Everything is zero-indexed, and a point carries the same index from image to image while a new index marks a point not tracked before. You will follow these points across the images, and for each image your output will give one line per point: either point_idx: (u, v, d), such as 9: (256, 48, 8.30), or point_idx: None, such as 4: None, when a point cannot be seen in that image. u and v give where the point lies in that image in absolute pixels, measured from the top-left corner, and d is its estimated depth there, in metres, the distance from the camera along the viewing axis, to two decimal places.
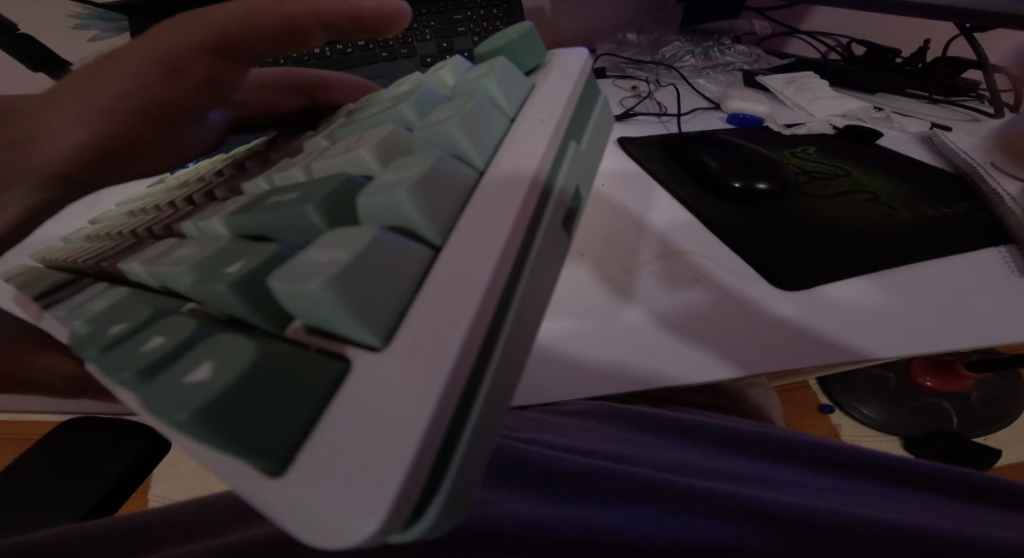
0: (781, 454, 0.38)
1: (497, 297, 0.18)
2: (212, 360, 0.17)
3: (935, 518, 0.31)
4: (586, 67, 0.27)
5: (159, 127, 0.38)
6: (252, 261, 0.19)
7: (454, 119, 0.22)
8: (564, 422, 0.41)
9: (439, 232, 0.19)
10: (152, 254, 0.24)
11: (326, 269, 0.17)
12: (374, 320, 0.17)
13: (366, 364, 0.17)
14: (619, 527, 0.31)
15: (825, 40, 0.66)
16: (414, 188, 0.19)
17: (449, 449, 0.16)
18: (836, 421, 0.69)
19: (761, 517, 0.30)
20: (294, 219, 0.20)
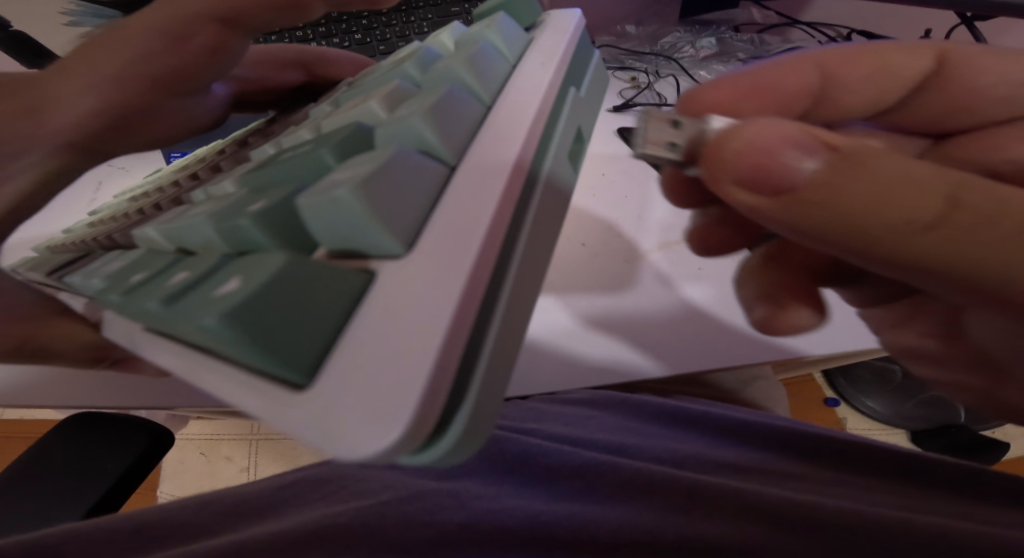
0: (789, 445, 0.38)
1: (488, 274, 0.17)
2: (242, 274, 0.17)
3: (951, 518, 0.30)
4: (574, 41, 0.26)
5: (166, 96, 0.40)
6: (272, 198, 0.19)
7: (458, 62, 0.22)
8: (566, 413, 0.42)
9: (453, 153, 0.20)
10: (165, 219, 0.24)
11: (353, 180, 0.17)
12: (396, 228, 0.17)
13: (388, 281, 0.17)
14: (618, 524, 0.30)
15: (826, 30, 0.66)
16: (428, 113, 0.19)
17: (463, 381, 0.16)
18: (841, 414, 0.70)
19: (768, 519, 0.29)
20: (306, 162, 0.20)
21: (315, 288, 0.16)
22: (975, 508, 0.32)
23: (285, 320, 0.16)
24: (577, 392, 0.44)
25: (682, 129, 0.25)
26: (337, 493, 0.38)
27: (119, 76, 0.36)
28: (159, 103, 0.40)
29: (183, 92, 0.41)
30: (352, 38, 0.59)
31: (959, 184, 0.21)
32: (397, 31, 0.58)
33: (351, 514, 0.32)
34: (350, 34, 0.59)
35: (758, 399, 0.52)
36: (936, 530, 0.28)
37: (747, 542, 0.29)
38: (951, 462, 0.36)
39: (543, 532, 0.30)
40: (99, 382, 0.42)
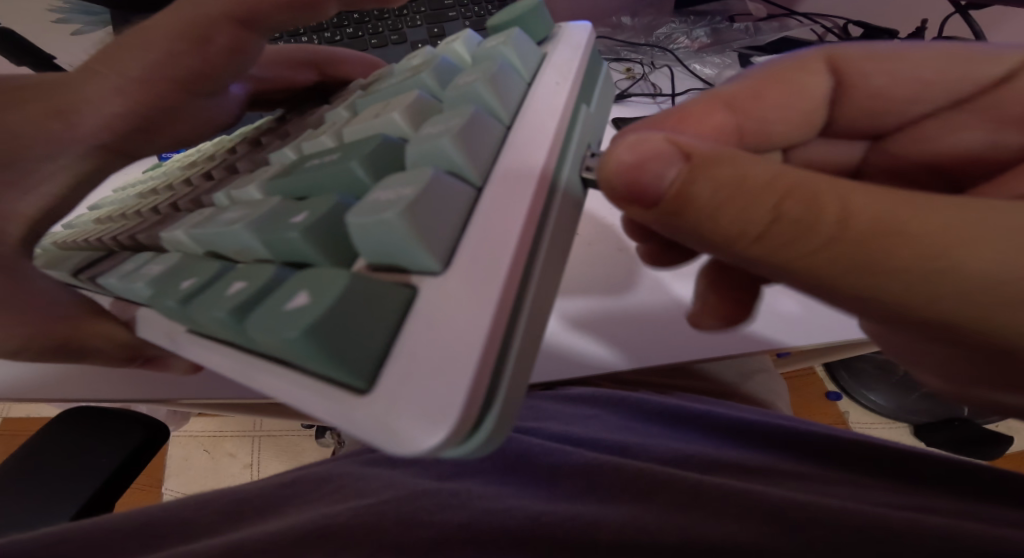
0: (789, 444, 0.39)
1: (516, 287, 0.17)
2: (308, 287, 0.17)
3: (953, 516, 0.30)
4: (587, 55, 0.26)
5: (190, 97, 0.39)
6: (316, 211, 0.19)
7: (484, 77, 0.22)
8: (567, 412, 0.45)
9: (480, 173, 0.19)
10: (196, 222, 0.24)
11: (399, 201, 0.17)
12: (436, 244, 0.17)
13: (432, 293, 0.17)
14: (621, 525, 0.30)
15: (821, 21, 0.65)
16: (457, 134, 0.19)
17: (494, 389, 0.16)
18: (843, 407, 0.71)
19: (774, 518, 0.30)
20: (340, 176, 0.20)
21: (375, 301, 0.16)
22: (976, 505, 0.32)
23: (351, 333, 0.16)
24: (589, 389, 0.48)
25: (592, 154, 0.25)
26: (341, 491, 0.38)
27: (146, 77, 0.35)
28: (184, 105, 0.39)
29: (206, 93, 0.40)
30: (344, 32, 0.58)
31: (782, 195, 0.22)
32: (390, 24, 0.57)
33: (358, 514, 0.32)
34: (342, 28, 0.59)
35: (758, 392, 0.53)
36: (941, 530, 0.28)
37: (754, 542, 0.28)
38: (954, 462, 0.36)
39: (549, 535, 0.30)
40: (99, 378, 0.41)
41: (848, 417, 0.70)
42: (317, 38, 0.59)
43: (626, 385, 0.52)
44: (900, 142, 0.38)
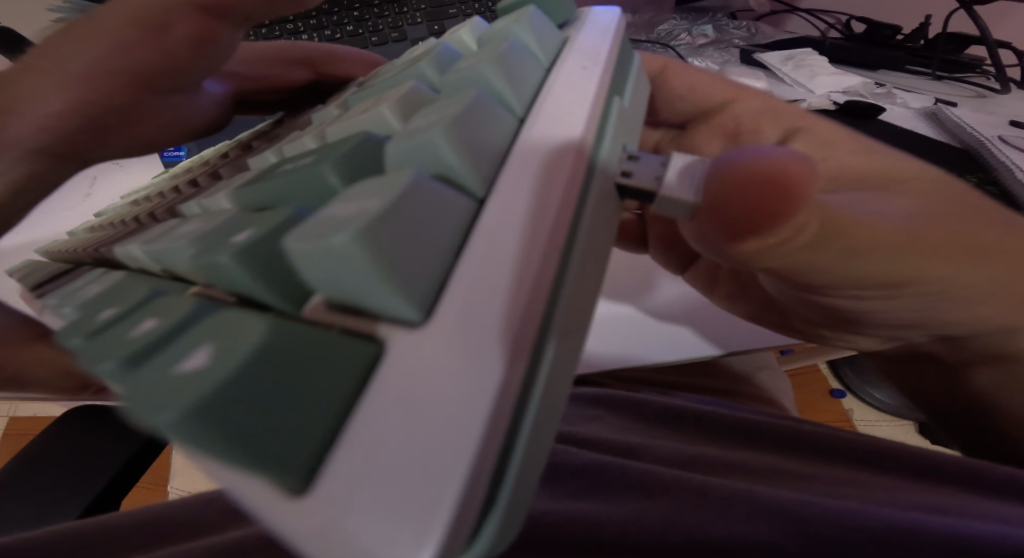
0: (796, 447, 0.39)
1: (545, 294, 0.16)
2: (214, 346, 0.14)
3: (963, 516, 0.29)
4: (617, 41, 0.26)
5: (148, 93, 0.37)
6: (263, 227, 0.17)
7: (489, 59, 0.21)
8: (573, 413, 0.46)
9: (482, 183, 0.18)
10: (154, 236, 0.23)
11: (354, 220, 0.14)
12: (413, 287, 0.15)
13: (405, 346, 0.15)
14: (623, 524, 0.31)
15: (824, 18, 0.65)
16: (451, 126, 0.17)
17: (510, 443, 0.14)
18: (847, 405, 0.72)
19: (780, 518, 0.29)
20: (310, 179, 0.19)
21: (311, 362, 0.14)
22: (987, 501, 0.32)
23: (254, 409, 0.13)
24: (593, 389, 0.50)
25: (637, 162, 0.20)
26: None
27: (86, 71, 0.33)
28: (143, 102, 0.37)
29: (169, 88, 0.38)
30: (345, 29, 0.58)
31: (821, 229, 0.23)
32: (389, 22, 0.57)
33: None
34: (342, 27, 0.58)
35: (768, 385, 0.53)
36: (948, 528, 0.27)
37: (758, 540, 0.28)
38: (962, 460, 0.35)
39: (549, 534, 0.30)
40: None
41: (853, 415, 0.70)
42: (317, 37, 0.58)
43: (628, 384, 0.52)
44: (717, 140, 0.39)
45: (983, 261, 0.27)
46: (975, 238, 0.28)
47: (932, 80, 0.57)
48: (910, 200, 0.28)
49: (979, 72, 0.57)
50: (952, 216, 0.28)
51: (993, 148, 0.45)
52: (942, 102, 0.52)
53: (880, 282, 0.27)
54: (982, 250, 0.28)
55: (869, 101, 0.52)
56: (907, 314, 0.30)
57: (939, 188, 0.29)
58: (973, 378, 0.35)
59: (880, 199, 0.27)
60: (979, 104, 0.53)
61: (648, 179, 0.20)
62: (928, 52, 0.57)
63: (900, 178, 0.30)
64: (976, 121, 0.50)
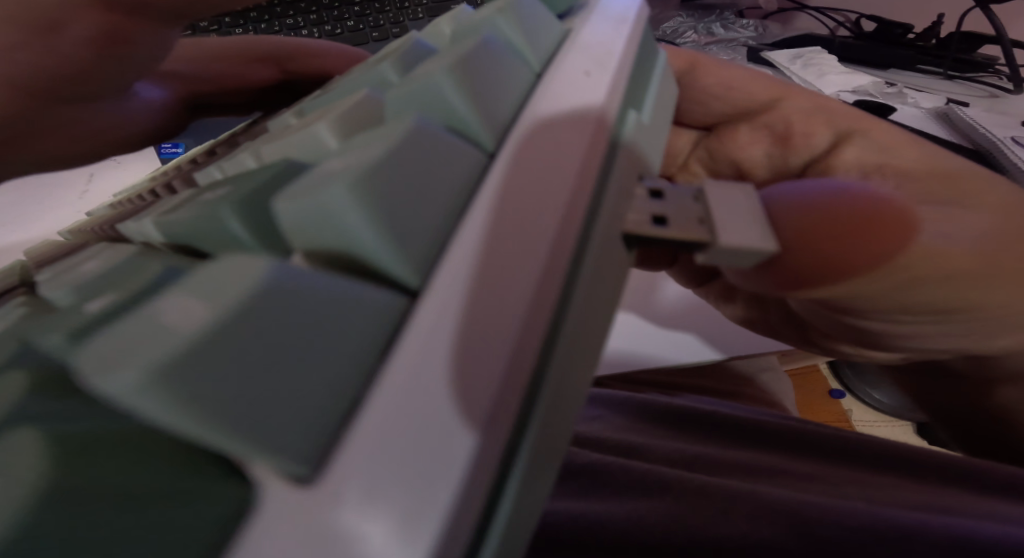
0: (795, 449, 0.38)
1: (553, 298, 0.14)
2: (4, 473, 0.12)
3: (966, 516, 0.28)
4: (633, 40, 0.21)
5: (47, 108, 0.28)
6: (125, 295, 0.15)
7: (445, 67, 0.16)
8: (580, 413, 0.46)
9: (413, 266, 0.13)
10: (69, 269, 0.21)
11: (163, 343, 0.10)
12: (277, 436, 0.11)
13: (275, 506, 0.11)
14: (621, 527, 0.30)
15: (833, 16, 0.64)
16: (363, 180, 0.13)
17: (517, 433, 0.13)
18: (847, 406, 0.71)
19: (781, 519, 0.28)
20: (209, 226, 0.15)
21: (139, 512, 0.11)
22: (995, 502, 0.31)
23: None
24: (596, 389, 0.49)
25: (665, 200, 0.17)
26: None
27: None
28: (53, 115, 0.30)
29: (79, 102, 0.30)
30: (346, 25, 0.57)
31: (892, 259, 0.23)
32: (392, 17, 0.56)
33: None
34: (343, 22, 0.57)
35: (771, 387, 0.52)
36: (949, 527, 0.27)
37: (758, 540, 0.27)
38: (970, 463, 0.35)
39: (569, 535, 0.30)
40: None
41: (852, 416, 0.69)
42: (318, 31, 0.57)
43: (629, 384, 0.52)
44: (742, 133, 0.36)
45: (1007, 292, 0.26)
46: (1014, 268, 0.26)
47: (944, 80, 0.55)
48: (977, 222, 0.25)
49: (992, 72, 0.56)
50: (1005, 240, 0.25)
51: (1007, 150, 0.44)
52: (954, 102, 0.51)
53: (890, 302, 0.26)
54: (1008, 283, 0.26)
55: (878, 100, 0.51)
56: (920, 333, 0.29)
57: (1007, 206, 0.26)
58: (995, 395, 0.34)
59: (933, 210, 0.25)
60: (991, 104, 0.52)
61: (687, 223, 0.17)
62: (940, 51, 0.56)
63: (976, 187, 0.26)
64: (989, 121, 0.49)
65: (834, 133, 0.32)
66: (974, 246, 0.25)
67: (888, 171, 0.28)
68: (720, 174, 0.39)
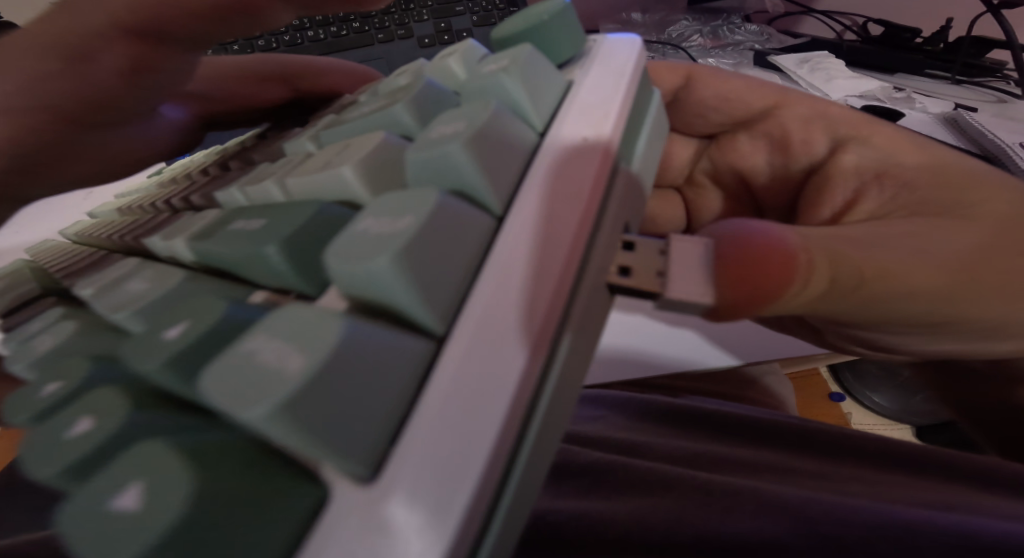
0: (801, 444, 0.38)
1: (553, 327, 0.15)
2: (144, 482, 0.13)
3: (976, 514, 0.28)
4: (633, 83, 0.20)
5: (82, 132, 0.31)
6: (196, 327, 0.15)
7: (461, 139, 0.16)
8: (584, 415, 0.46)
9: (442, 318, 0.14)
10: (110, 279, 0.21)
11: (279, 387, 0.12)
12: (357, 448, 0.13)
13: (346, 503, 0.13)
14: (632, 523, 0.30)
15: (840, 19, 0.64)
16: (408, 249, 0.14)
17: (519, 440, 0.14)
18: (847, 409, 0.70)
19: (792, 514, 0.28)
20: (254, 261, 0.17)
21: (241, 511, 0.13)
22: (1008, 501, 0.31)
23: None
24: (598, 392, 0.50)
25: (634, 251, 0.18)
26: None
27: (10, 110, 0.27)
28: (82, 138, 0.32)
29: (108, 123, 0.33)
30: (349, 26, 0.56)
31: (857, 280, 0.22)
32: (396, 18, 0.57)
33: None
34: (347, 23, 0.57)
35: (773, 390, 0.52)
36: (958, 525, 0.27)
37: (768, 538, 0.27)
38: (969, 460, 0.34)
39: (550, 534, 0.30)
40: None
41: (851, 419, 0.69)
42: (322, 32, 0.57)
43: (635, 387, 0.52)
44: (744, 139, 0.36)
45: (1013, 296, 0.25)
46: (983, 287, 0.24)
47: (951, 85, 0.55)
48: (938, 245, 0.24)
49: (1000, 77, 0.56)
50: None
51: (1015, 154, 0.44)
52: (962, 107, 0.51)
53: (907, 322, 0.25)
54: (970, 310, 0.25)
55: (886, 105, 0.51)
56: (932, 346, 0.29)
57: (983, 228, 0.25)
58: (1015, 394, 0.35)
59: (886, 228, 0.24)
60: (999, 109, 0.52)
61: (649, 275, 0.18)
62: (948, 56, 0.56)
63: (980, 199, 0.26)
64: (997, 126, 0.49)
65: (830, 139, 0.32)
66: (932, 266, 0.23)
67: (889, 179, 0.28)
68: (724, 178, 0.39)
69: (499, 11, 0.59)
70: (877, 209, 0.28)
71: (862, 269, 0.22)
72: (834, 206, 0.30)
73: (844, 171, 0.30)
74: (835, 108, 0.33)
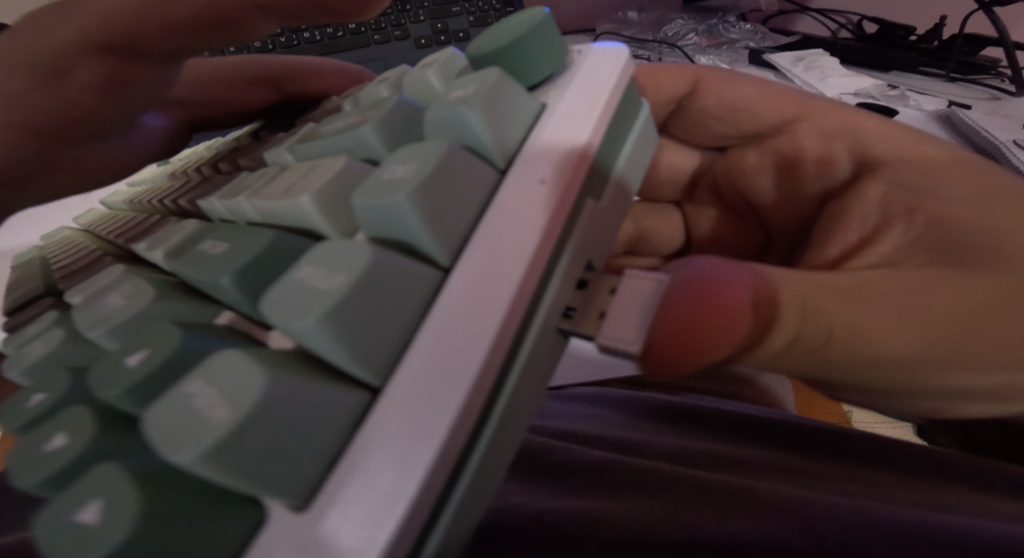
0: (794, 443, 0.38)
1: (487, 390, 0.15)
2: (103, 500, 0.14)
3: (970, 516, 0.28)
4: (608, 112, 0.19)
5: (55, 147, 0.32)
6: (156, 353, 0.16)
7: (409, 189, 0.15)
8: (578, 411, 0.46)
9: (376, 372, 0.15)
10: (95, 288, 0.22)
11: (205, 433, 0.13)
12: (286, 482, 0.14)
13: (283, 526, 0.14)
14: (627, 521, 0.30)
15: (835, 18, 0.64)
16: (331, 314, 0.14)
17: (472, 442, 0.15)
18: (847, 407, 0.71)
19: (790, 514, 0.28)
20: (214, 286, 0.17)
21: (182, 536, 0.14)
22: (1005, 503, 0.31)
23: None
24: (594, 390, 0.50)
25: (585, 290, 0.19)
26: None
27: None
28: (61, 152, 0.33)
29: (95, 135, 0.33)
30: (346, 27, 0.56)
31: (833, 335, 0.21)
32: (392, 20, 0.57)
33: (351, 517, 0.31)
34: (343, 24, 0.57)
35: (770, 388, 0.52)
36: (955, 526, 0.26)
37: (766, 539, 0.27)
38: (967, 461, 0.35)
39: (548, 533, 0.30)
40: None
41: (852, 417, 0.70)
42: (318, 33, 0.57)
43: (633, 385, 0.52)
44: None
45: None
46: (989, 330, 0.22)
47: (946, 82, 0.55)
48: (938, 308, 0.22)
49: (995, 74, 0.56)
50: None
51: (1008, 152, 0.44)
52: (956, 105, 0.51)
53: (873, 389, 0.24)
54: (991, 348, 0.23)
55: (880, 103, 0.51)
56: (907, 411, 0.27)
57: (1000, 285, 0.22)
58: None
59: (892, 279, 0.22)
60: (994, 107, 0.52)
61: (592, 317, 0.18)
62: (942, 53, 0.56)
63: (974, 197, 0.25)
64: (992, 124, 0.49)
65: (854, 159, 0.29)
66: (923, 334, 0.22)
67: (919, 215, 0.25)
68: (727, 195, 0.38)
69: (495, 11, 0.59)
70: (893, 253, 0.24)
71: (835, 323, 0.21)
72: (848, 242, 0.27)
73: (867, 204, 0.27)
74: (867, 121, 0.30)
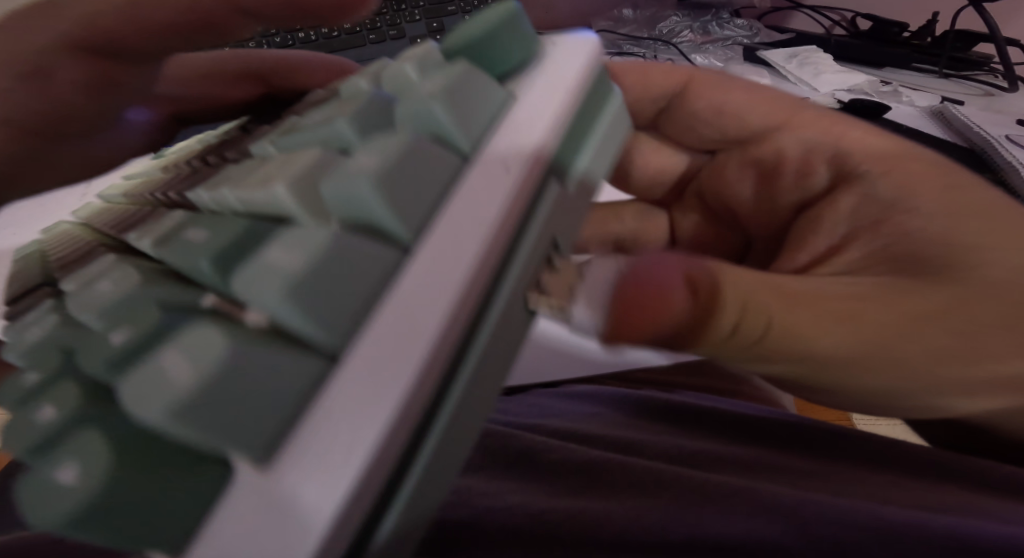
0: (790, 444, 0.38)
1: (443, 357, 0.15)
2: (80, 461, 0.14)
3: (965, 516, 0.28)
4: (572, 103, 0.19)
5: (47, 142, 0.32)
6: (137, 330, 0.16)
7: (373, 170, 0.15)
8: (578, 410, 0.46)
9: (338, 343, 0.15)
10: (88, 276, 0.22)
11: (169, 393, 0.13)
12: (251, 439, 0.14)
13: (244, 485, 0.14)
14: (626, 522, 0.30)
15: (829, 15, 0.64)
16: (293, 289, 0.14)
17: (432, 410, 0.15)
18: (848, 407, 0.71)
19: (787, 514, 0.28)
20: (192, 267, 0.18)
21: (152, 497, 0.14)
22: (1000, 502, 0.31)
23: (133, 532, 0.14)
24: (592, 389, 0.50)
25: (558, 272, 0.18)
26: None
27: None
28: (54, 150, 0.33)
29: (90, 131, 0.34)
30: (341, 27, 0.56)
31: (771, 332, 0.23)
32: (386, 19, 0.57)
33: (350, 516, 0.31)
34: None
35: (766, 387, 0.52)
36: (951, 526, 0.27)
37: (764, 540, 0.27)
38: (962, 458, 0.35)
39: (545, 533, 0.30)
40: None
41: (854, 417, 0.70)
42: (313, 34, 0.56)
43: (631, 383, 0.52)
44: None
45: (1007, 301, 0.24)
46: (943, 327, 0.23)
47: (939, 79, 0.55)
48: (872, 315, 0.23)
49: (988, 69, 0.56)
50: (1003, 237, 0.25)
51: (1000, 147, 0.44)
52: (949, 100, 0.51)
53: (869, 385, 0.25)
54: (948, 347, 0.24)
55: (872, 99, 0.51)
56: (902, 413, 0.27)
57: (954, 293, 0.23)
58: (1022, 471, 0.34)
59: (847, 287, 0.24)
60: (987, 103, 0.52)
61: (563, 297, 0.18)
62: (935, 49, 0.56)
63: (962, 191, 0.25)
64: (985, 120, 0.49)
65: (832, 170, 0.30)
66: (858, 335, 0.23)
67: (884, 229, 0.26)
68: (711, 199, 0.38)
69: None
70: (857, 261, 0.25)
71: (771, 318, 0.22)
72: (814, 252, 0.28)
73: (837, 214, 0.28)
74: (840, 140, 0.30)
